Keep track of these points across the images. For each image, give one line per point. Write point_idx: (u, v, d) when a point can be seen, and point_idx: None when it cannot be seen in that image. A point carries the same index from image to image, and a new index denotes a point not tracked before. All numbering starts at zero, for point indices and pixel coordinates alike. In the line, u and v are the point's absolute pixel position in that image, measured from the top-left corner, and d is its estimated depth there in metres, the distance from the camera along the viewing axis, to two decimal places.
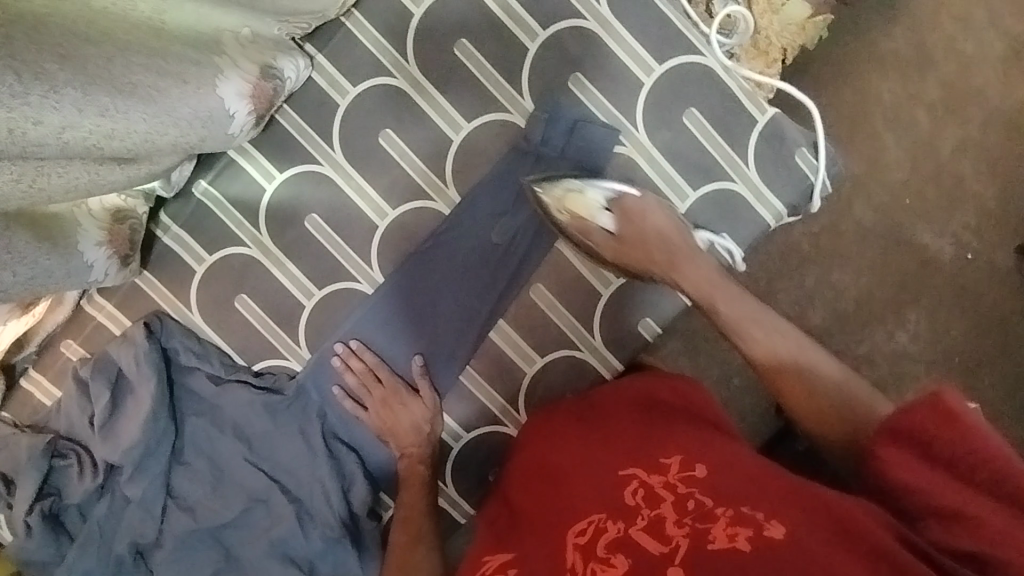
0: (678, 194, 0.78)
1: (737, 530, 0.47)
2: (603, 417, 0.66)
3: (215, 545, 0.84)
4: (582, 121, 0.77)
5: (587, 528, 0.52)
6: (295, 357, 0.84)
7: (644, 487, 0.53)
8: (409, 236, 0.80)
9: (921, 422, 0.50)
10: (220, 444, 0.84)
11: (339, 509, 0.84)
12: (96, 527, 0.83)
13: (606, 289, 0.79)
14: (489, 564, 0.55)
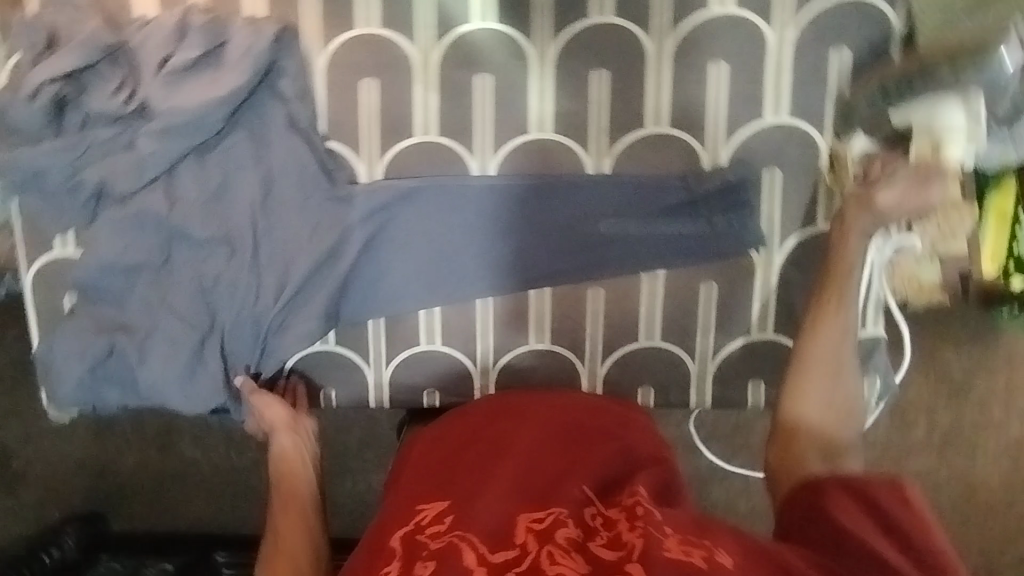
0: (759, 323, 0.79)
1: (689, 549, 0.58)
2: (571, 414, 0.74)
3: (163, 243, 0.80)
4: (750, 206, 0.77)
5: (543, 518, 0.62)
6: (367, 163, 0.79)
7: (602, 511, 0.64)
8: (545, 162, 0.78)
9: (880, 490, 0.65)
10: (243, 176, 0.79)
11: (286, 310, 0.81)
12: (84, 144, 0.78)
13: (644, 339, 0.80)
14: (425, 516, 0.64)
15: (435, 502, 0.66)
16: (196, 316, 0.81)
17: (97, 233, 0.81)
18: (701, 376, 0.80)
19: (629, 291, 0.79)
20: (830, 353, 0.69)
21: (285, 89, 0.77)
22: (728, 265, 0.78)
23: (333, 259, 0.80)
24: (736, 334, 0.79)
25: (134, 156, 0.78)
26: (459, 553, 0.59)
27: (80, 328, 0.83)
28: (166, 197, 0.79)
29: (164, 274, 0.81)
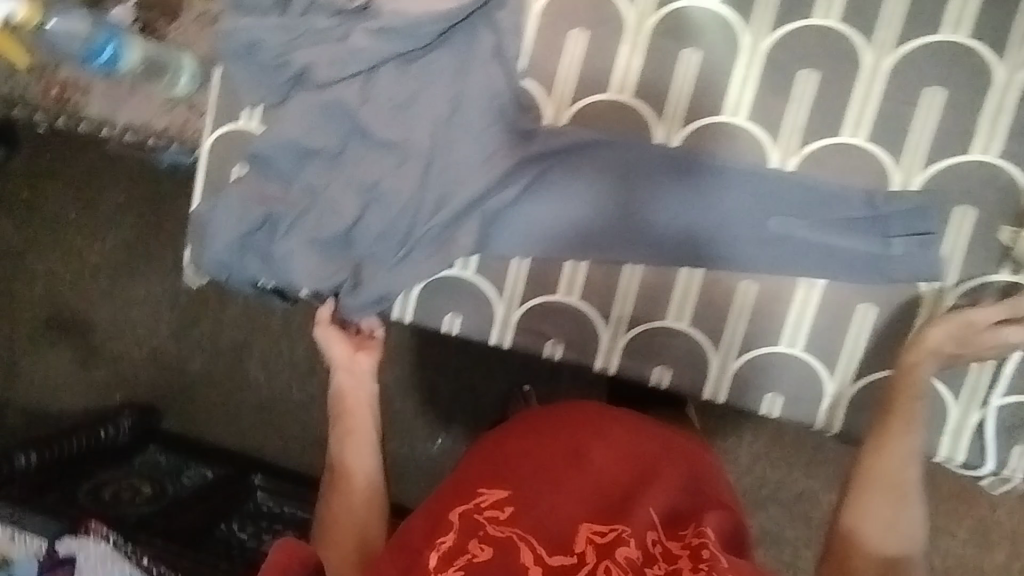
0: (912, 360, 0.76)
1: None
2: (641, 441, 0.80)
3: (342, 137, 0.84)
4: (934, 239, 0.74)
5: (607, 532, 0.71)
6: (553, 108, 0.81)
7: (663, 540, 0.71)
8: (729, 146, 0.78)
9: None
10: (435, 93, 0.82)
11: (437, 227, 0.82)
12: (301, 30, 0.83)
13: (786, 345, 0.77)
14: (484, 500, 0.74)
15: (498, 491, 0.75)
16: (351, 211, 0.84)
17: (284, 113, 0.85)
18: (835, 398, 0.77)
19: (780, 295, 0.77)
20: (892, 474, 0.70)
21: (498, 21, 0.81)
22: (893, 291, 0.75)
23: (496, 188, 0.81)
24: (882, 365, 0.76)
25: (342, 50, 0.82)
26: (518, 551, 0.70)
27: (240, 197, 0.87)
28: (359, 94, 0.83)
29: (333, 165, 0.85)
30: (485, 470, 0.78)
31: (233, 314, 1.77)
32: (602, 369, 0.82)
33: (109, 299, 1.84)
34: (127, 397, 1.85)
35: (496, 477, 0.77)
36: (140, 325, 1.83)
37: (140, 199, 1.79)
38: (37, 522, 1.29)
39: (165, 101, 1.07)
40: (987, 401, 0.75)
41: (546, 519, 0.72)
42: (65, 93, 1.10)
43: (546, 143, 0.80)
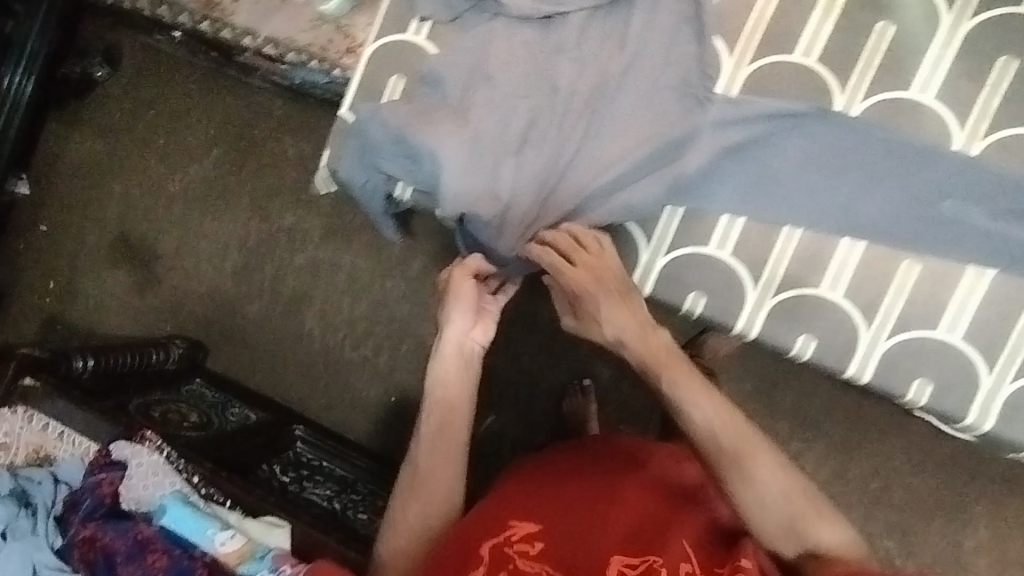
0: None
1: None
2: (664, 482, 0.96)
3: (517, 74, 0.87)
4: None
5: (637, 563, 0.84)
6: (737, 68, 0.84)
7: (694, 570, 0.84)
8: (911, 128, 0.79)
9: None
10: (615, 48, 0.85)
11: (594, 171, 0.86)
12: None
13: (943, 331, 0.79)
14: (516, 533, 0.88)
15: (527, 523, 0.89)
16: (524, 145, 0.86)
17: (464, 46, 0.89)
18: (989, 395, 0.78)
19: (945, 273, 0.78)
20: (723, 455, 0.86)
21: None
22: None
23: (673, 143, 0.84)
24: None
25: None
26: None
27: (398, 111, 0.88)
28: (540, 36, 0.87)
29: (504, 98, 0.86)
30: (519, 505, 0.92)
31: (300, 263, 1.74)
32: (743, 331, 0.86)
33: (176, 228, 1.81)
34: (176, 332, 1.80)
35: (525, 512, 0.91)
36: (204, 261, 1.80)
37: (228, 136, 1.78)
38: (89, 429, 1.26)
39: (313, 18, 1.07)
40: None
41: (576, 552, 0.86)
42: None
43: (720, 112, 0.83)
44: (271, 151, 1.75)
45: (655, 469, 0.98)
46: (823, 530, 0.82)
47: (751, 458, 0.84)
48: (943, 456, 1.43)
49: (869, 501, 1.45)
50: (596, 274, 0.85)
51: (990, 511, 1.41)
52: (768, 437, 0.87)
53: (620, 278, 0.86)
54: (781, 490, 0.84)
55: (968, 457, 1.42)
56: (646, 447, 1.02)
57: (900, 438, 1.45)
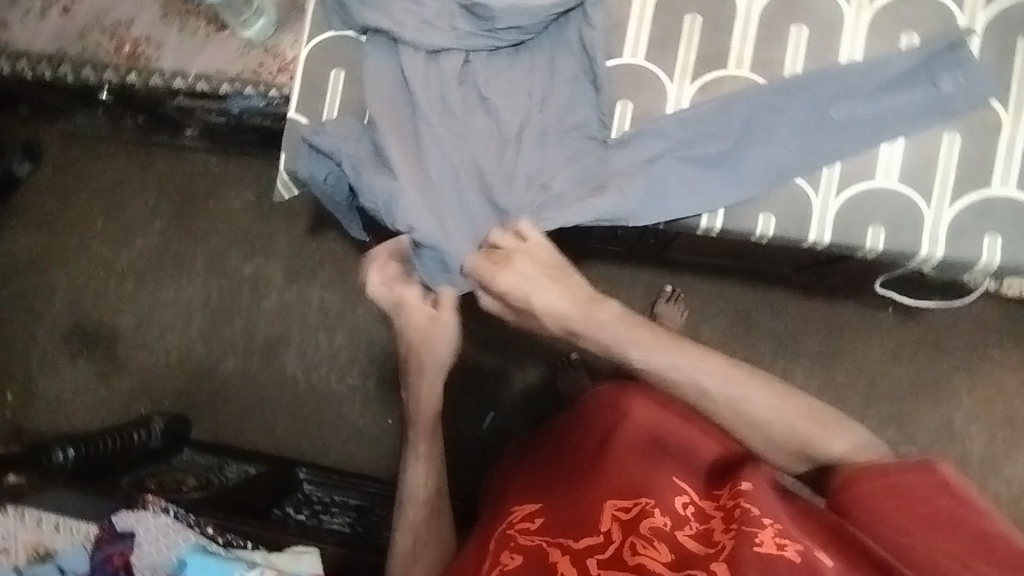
0: (1002, 178, 0.80)
1: (785, 543, 0.62)
2: (662, 425, 0.85)
3: (446, 123, 0.87)
4: (997, 75, 0.81)
5: (631, 507, 0.72)
6: None
7: (696, 506, 0.73)
8: (798, 47, 0.84)
9: (919, 487, 0.65)
10: (533, 96, 0.87)
11: (516, 202, 0.86)
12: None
13: (880, 177, 0.81)
14: (520, 517, 0.78)
15: (528, 506, 0.81)
16: (463, 179, 0.86)
17: (390, 100, 0.89)
18: (936, 221, 0.81)
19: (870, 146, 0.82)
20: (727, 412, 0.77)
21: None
22: (976, 119, 0.81)
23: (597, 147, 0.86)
24: (976, 185, 0.80)
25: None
26: (541, 547, 0.71)
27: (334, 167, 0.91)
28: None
29: (435, 149, 0.86)
30: (518, 499, 0.84)
31: (268, 310, 1.73)
32: (708, 229, 0.85)
33: (133, 304, 1.77)
34: (152, 409, 1.73)
35: (527, 498, 0.83)
36: (168, 331, 1.75)
37: (168, 202, 1.77)
38: None
39: (240, 46, 1.11)
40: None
41: (570, 515, 0.75)
42: (136, 50, 1.14)
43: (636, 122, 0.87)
44: (216, 207, 1.75)
45: (639, 416, 0.86)
46: (834, 440, 0.74)
47: (734, 390, 0.76)
48: (914, 342, 1.53)
49: (862, 400, 1.52)
50: (517, 264, 0.80)
51: (969, 379, 1.51)
52: (746, 363, 0.80)
53: (553, 258, 0.82)
54: (776, 420, 0.75)
55: (935, 337, 1.52)
56: (624, 390, 0.91)
57: (873, 334, 1.54)
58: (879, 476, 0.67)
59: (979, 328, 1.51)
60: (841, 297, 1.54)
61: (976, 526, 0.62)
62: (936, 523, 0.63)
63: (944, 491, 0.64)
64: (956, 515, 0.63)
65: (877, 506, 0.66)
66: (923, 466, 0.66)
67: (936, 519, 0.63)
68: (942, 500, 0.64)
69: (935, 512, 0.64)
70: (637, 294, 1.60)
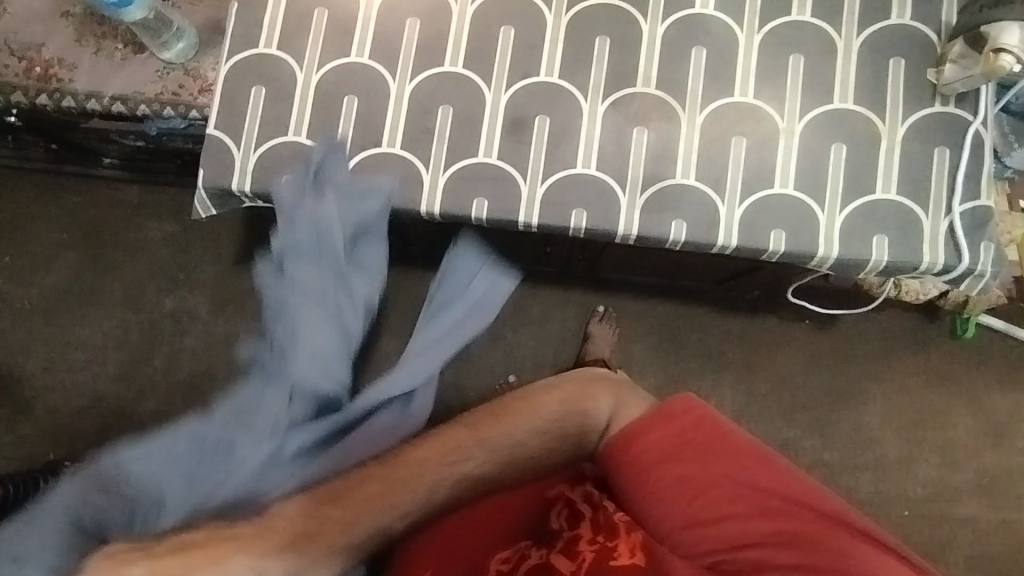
0: (883, 185, 0.87)
1: (636, 551, 0.80)
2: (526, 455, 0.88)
3: (164, 460, 0.73)
4: (872, 93, 0.89)
5: (511, 555, 0.78)
6: (553, 12, 0.93)
7: (564, 515, 0.84)
8: (698, 69, 0.91)
9: (672, 434, 0.87)
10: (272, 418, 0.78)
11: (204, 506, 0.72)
12: (296, 289, 0.85)
13: (779, 186, 0.88)
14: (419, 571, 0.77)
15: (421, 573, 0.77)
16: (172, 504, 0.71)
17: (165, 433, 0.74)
18: (829, 226, 0.87)
19: (765, 159, 0.89)
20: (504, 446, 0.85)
21: (474, 12, 0.93)
22: (858, 133, 0.88)
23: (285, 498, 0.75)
24: (861, 192, 0.87)
25: (370, 30, 0.93)
26: None
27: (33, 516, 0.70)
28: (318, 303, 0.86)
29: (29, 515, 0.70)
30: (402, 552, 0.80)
31: (192, 344, 1.66)
32: (624, 236, 0.88)
33: (43, 343, 1.66)
34: (62, 456, 1.61)
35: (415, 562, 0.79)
36: (81, 369, 1.65)
37: (84, 234, 1.69)
38: None
39: (159, 67, 1.10)
40: (948, 209, 0.86)
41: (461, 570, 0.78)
42: (48, 72, 1.11)
43: (553, 139, 0.89)
44: (137, 239, 1.69)
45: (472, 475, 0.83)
46: (598, 401, 0.92)
47: (518, 426, 0.86)
48: (830, 353, 1.62)
49: (787, 409, 1.60)
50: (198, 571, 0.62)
51: (881, 385, 1.60)
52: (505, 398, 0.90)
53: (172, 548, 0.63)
54: (541, 442, 0.87)
55: (849, 346, 1.62)
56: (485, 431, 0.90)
57: (794, 345, 1.62)
58: (649, 432, 0.87)
59: (887, 336, 1.61)
60: (762, 311, 1.62)
61: (728, 441, 0.87)
62: (701, 469, 0.85)
63: (691, 424, 0.87)
64: (708, 437, 0.87)
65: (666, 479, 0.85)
66: (662, 407, 0.89)
67: (695, 456, 0.86)
68: (694, 429, 0.87)
69: (693, 444, 0.86)
70: (570, 314, 1.64)
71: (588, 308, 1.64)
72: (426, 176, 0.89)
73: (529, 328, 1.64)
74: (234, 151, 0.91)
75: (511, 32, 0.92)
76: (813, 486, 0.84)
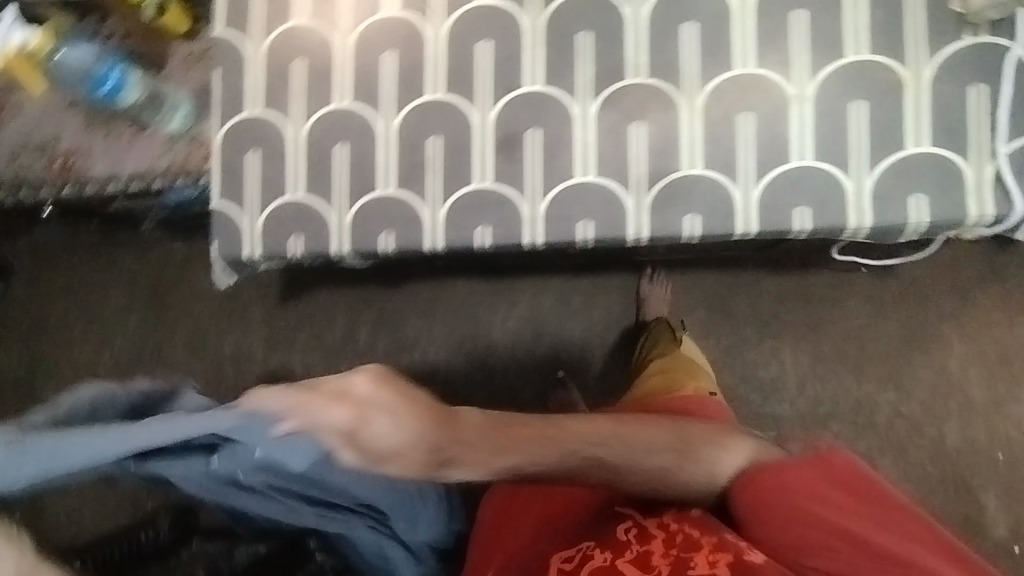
0: (914, 138, 0.79)
1: (717, 559, 0.68)
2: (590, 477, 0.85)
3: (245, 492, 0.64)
4: (891, 36, 0.80)
5: (572, 556, 0.75)
6: (529, 16, 0.88)
7: (636, 528, 0.76)
8: (689, 47, 0.84)
9: (811, 471, 0.73)
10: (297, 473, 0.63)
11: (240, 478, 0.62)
12: None
13: (795, 160, 0.81)
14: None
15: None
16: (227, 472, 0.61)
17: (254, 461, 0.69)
18: (858, 193, 0.80)
19: (777, 133, 0.82)
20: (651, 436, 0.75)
21: (448, 33, 0.89)
22: (878, 84, 0.80)
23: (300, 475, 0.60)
24: (889, 150, 0.79)
25: (347, 72, 0.91)
26: None
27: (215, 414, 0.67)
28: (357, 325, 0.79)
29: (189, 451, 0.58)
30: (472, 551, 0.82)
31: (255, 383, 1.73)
32: (636, 238, 0.84)
33: None
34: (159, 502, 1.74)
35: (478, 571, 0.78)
36: None
37: (141, 295, 1.79)
38: None
39: (166, 140, 1.13)
40: (993, 152, 0.77)
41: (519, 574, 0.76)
42: (68, 163, 1.15)
43: (547, 152, 0.86)
44: (188, 291, 1.77)
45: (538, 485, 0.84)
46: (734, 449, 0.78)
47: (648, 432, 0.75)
48: (895, 298, 1.51)
49: (854, 365, 1.52)
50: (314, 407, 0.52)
51: (956, 325, 1.49)
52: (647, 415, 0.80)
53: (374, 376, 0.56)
54: (683, 460, 0.75)
55: (915, 289, 1.51)
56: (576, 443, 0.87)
57: (853, 297, 1.52)
58: (780, 471, 0.74)
59: (956, 272, 1.49)
60: (813, 266, 1.53)
61: (882, 492, 0.71)
62: (836, 500, 0.70)
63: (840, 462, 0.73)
64: (860, 481, 0.72)
65: (773, 509, 0.72)
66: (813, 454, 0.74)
67: (846, 489, 0.71)
68: (852, 479, 0.72)
69: (842, 480, 0.72)
70: (611, 300, 1.61)
71: (628, 289, 1.60)
72: (426, 211, 0.88)
73: (572, 320, 1.62)
74: (241, 218, 0.92)
75: (488, 46, 0.88)
76: (979, 561, 0.66)
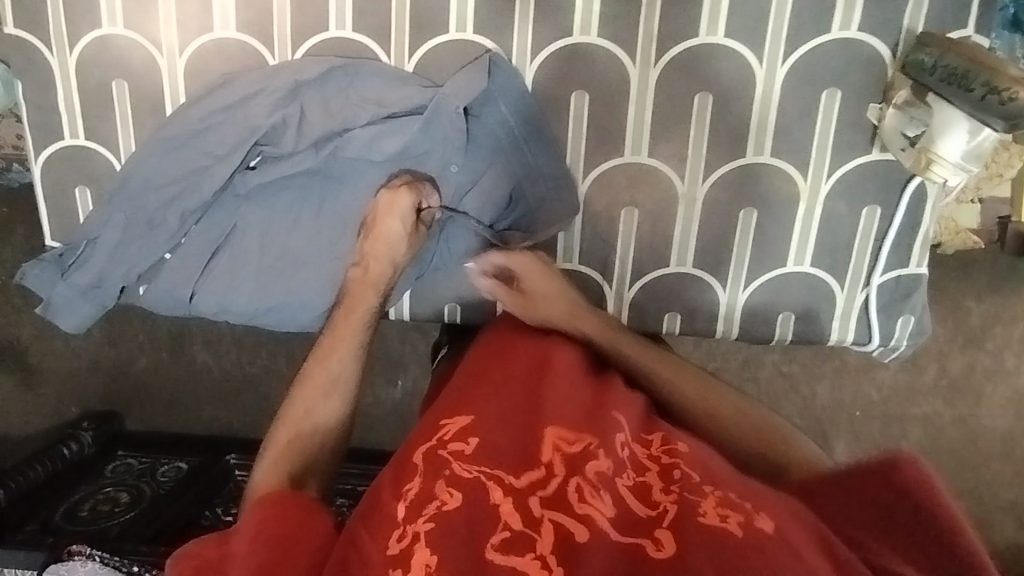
0: (797, 256, 0.75)
1: (728, 513, 0.48)
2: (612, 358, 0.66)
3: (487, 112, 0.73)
4: (798, 139, 0.71)
5: (572, 443, 0.53)
6: (394, 59, 0.74)
7: (632, 455, 0.55)
8: (576, 123, 0.73)
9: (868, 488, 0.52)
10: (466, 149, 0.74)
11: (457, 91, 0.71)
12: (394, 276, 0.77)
13: (675, 265, 0.76)
14: (445, 431, 0.55)
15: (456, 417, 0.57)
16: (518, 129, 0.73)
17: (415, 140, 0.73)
18: (730, 307, 0.77)
19: (659, 234, 0.76)
20: (768, 428, 0.64)
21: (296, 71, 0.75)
22: (773, 193, 0.73)
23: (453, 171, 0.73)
24: (769, 266, 0.75)
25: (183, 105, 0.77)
26: (482, 489, 0.50)
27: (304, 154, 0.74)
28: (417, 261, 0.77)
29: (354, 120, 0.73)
30: (454, 393, 0.60)
31: None
32: None
33: None
34: None
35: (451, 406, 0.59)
36: None
37: None
38: None
39: None
40: (867, 280, 0.75)
41: (503, 451, 0.54)
42: None
43: None
44: None
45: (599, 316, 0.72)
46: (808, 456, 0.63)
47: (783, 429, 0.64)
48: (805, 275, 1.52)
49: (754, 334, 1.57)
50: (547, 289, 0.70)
51: None
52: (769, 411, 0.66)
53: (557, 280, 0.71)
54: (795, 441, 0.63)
55: None
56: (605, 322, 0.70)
57: None
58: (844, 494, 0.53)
59: None
60: None
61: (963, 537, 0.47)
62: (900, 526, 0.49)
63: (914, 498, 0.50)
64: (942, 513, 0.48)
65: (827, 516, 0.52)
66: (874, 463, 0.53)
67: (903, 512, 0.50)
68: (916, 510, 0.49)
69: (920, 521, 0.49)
70: None
71: None
72: None
73: None
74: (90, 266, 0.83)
75: None
76: None
